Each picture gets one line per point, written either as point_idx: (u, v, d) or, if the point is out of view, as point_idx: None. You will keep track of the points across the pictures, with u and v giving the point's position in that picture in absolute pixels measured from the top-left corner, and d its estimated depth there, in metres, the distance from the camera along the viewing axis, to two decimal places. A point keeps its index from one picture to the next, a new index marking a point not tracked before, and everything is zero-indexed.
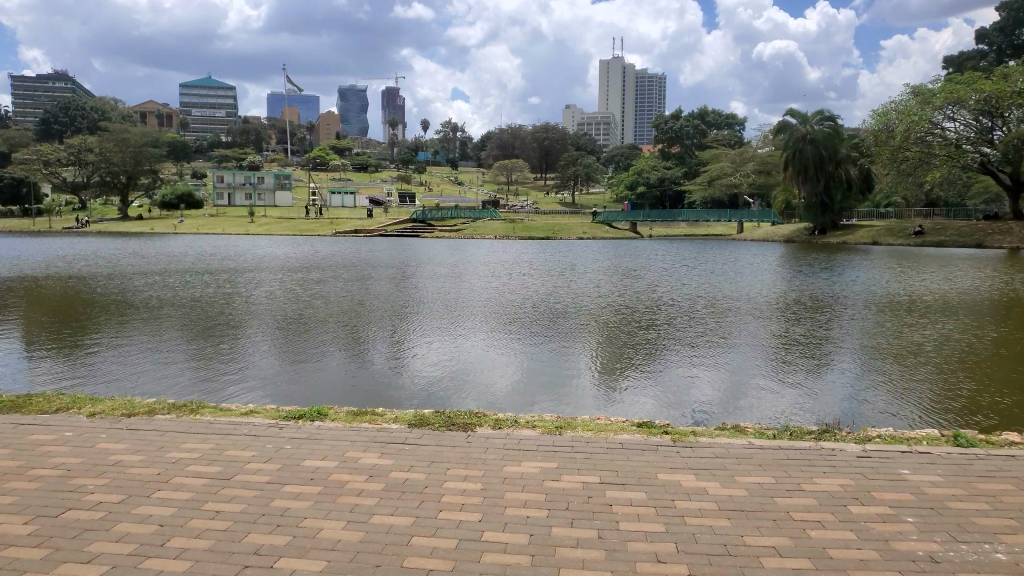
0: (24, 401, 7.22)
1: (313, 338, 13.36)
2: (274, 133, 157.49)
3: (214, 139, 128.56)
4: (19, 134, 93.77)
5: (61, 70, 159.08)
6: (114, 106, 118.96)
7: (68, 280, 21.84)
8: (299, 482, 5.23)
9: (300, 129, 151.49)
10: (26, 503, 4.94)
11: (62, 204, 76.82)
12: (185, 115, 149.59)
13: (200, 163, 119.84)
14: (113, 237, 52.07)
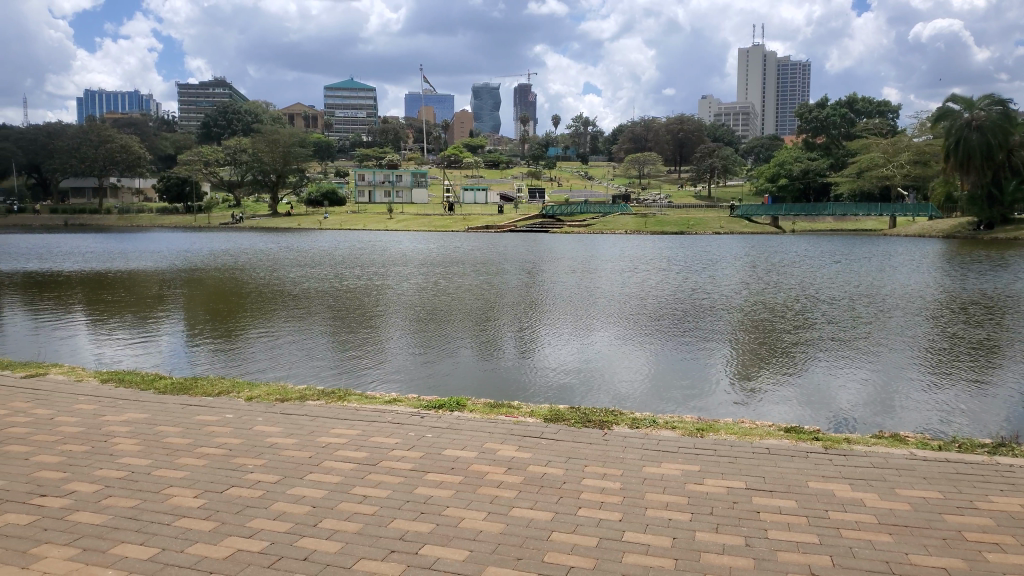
0: (191, 383, 7.81)
1: (449, 330, 13.71)
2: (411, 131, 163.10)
3: (356, 139, 134.88)
4: (185, 138, 102.30)
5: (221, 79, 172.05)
6: (266, 109, 127.41)
7: (226, 272, 23.56)
8: (441, 470, 5.36)
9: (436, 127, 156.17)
10: (196, 478, 5.34)
11: (221, 201, 83.11)
12: (329, 116, 157.85)
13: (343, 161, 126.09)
14: (267, 232, 55.66)
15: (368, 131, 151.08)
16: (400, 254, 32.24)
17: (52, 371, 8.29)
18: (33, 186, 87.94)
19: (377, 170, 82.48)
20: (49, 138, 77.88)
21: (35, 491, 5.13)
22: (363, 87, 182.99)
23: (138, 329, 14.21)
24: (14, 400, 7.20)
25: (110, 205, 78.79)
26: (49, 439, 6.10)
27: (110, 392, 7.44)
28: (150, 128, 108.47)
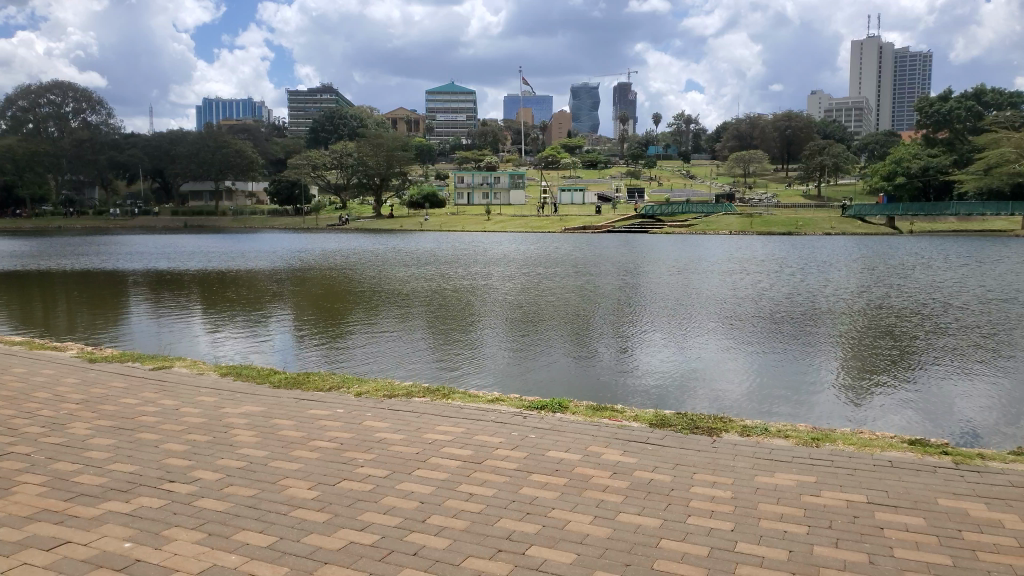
0: (304, 378, 8.14)
1: (546, 331, 13.74)
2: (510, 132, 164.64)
3: (455, 142, 137.25)
4: (293, 143, 106.86)
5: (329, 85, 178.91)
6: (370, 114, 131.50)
7: (331, 271, 24.45)
8: (546, 472, 5.35)
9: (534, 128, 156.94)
10: (310, 471, 5.54)
11: (328, 204, 86.31)
12: (430, 119, 161.32)
13: (442, 164, 128.70)
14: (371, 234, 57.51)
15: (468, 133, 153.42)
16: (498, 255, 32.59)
17: (177, 364, 8.81)
18: (157, 190, 94.19)
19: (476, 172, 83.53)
20: (172, 145, 83.16)
21: (164, 476, 5.47)
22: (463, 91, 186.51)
23: (249, 326, 14.91)
24: (145, 390, 7.70)
25: (226, 208, 83.35)
26: (175, 429, 6.48)
27: (230, 385, 7.84)
28: (263, 133, 113.90)
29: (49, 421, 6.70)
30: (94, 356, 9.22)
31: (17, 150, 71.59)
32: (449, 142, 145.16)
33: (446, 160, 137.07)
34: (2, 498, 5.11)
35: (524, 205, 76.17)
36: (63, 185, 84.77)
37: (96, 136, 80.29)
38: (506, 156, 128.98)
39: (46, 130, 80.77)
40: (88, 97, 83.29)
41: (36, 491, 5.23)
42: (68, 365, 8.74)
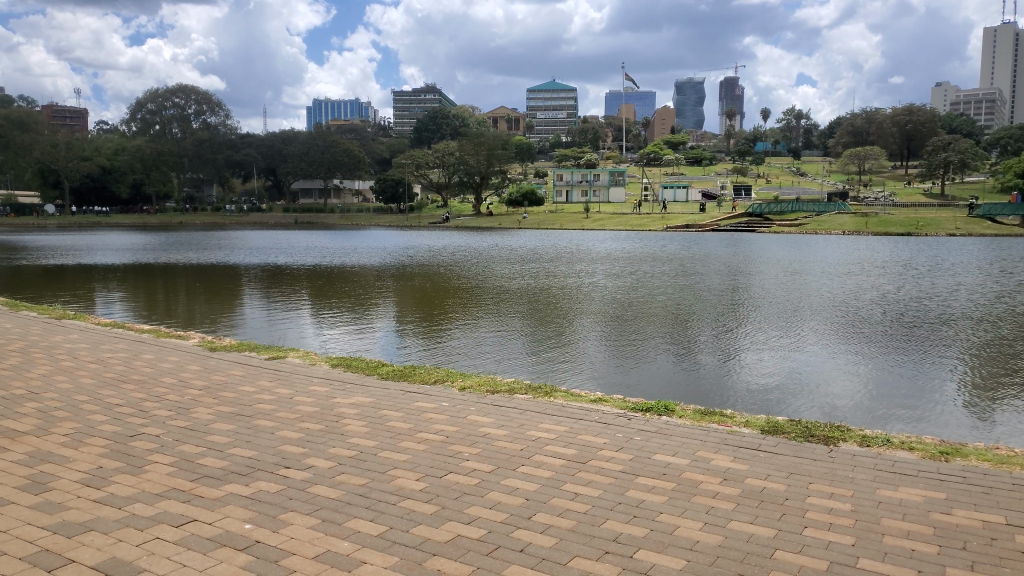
0: (410, 370, 8.31)
1: (646, 332, 13.51)
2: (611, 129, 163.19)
3: (555, 140, 137.50)
4: (398, 142, 109.71)
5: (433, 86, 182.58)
6: (472, 113, 133.50)
7: (432, 268, 24.89)
8: (653, 475, 5.25)
9: (635, 125, 155.25)
10: (418, 462, 5.65)
11: (431, 202, 88.26)
12: (531, 118, 162.06)
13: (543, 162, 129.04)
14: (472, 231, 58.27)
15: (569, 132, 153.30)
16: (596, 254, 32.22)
17: (290, 354, 9.15)
18: (270, 188, 98.80)
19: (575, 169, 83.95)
20: (284, 144, 86.73)
21: (281, 462, 5.70)
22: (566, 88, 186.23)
23: (354, 320, 15.36)
24: (261, 378, 8.06)
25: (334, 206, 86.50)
26: (290, 417, 6.75)
27: (340, 375, 8.12)
28: (370, 133, 117.70)
29: (175, 406, 7.12)
30: (215, 345, 9.71)
31: (144, 150, 78.56)
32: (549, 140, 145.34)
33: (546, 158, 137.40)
34: (135, 475, 5.47)
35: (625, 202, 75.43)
36: (185, 183, 90.34)
37: (216, 135, 83.27)
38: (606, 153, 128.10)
39: (171, 131, 86.38)
40: (209, 100, 87.30)
41: (165, 470, 5.56)
42: (192, 353, 9.26)
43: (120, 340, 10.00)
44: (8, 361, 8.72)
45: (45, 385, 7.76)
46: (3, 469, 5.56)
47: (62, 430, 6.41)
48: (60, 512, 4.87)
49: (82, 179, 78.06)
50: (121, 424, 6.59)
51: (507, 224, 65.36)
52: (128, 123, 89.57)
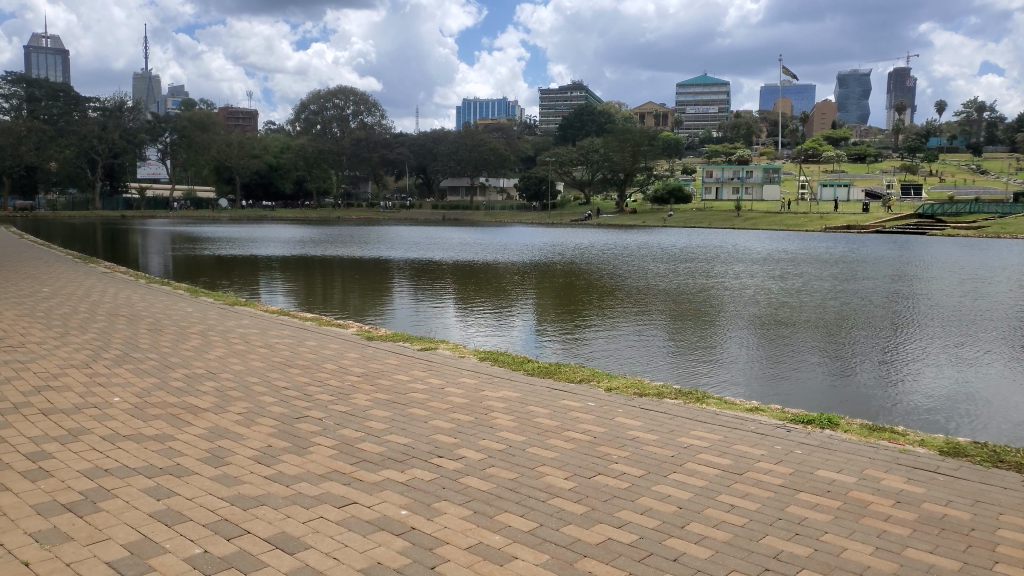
0: (555, 367, 8.33)
1: (796, 339, 12.81)
2: (765, 125, 156.53)
3: (706, 136, 134.11)
4: (545, 141, 110.87)
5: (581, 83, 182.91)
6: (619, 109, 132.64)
7: (574, 265, 24.85)
8: (817, 492, 4.94)
9: (791, 120, 148.35)
10: (565, 461, 5.63)
11: (574, 199, 88.57)
12: (680, 113, 158.83)
13: (692, 159, 125.70)
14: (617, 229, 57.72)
15: (719, 127, 148.90)
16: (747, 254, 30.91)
17: (441, 346, 9.42)
18: (420, 185, 103.04)
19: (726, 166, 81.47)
20: (434, 143, 89.46)
21: (434, 451, 5.86)
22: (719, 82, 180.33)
23: (494, 314, 15.60)
24: (414, 368, 8.36)
25: (480, 203, 88.68)
26: (442, 407, 6.93)
27: (489, 369, 8.25)
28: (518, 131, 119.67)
29: (337, 391, 7.51)
30: (371, 334, 10.16)
31: (307, 149, 83.98)
32: (698, 136, 141.59)
33: (694, 155, 133.87)
34: (300, 455, 5.79)
35: (780, 201, 72.25)
36: (343, 181, 95.99)
37: (372, 134, 87.76)
38: (759, 150, 122.95)
39: (331, 130, 92.46)
40: (366, 100, 92.33)
41: (327, 452, 5.86)
42: (350, 341, 9.73)
43: (286, 326, 10.70)
44: (189, 342, 9.56)
45: (222, 366, 8.45)
46: (187, 441, 6.07)
47: (237, 409, 6.93)
48: (236, 485, 5.25)
49: (252, 176, 85.04)
50: (288, 406, 7.03)
51: (652, 222, 64.40)
52: (294, 124, 96.57)
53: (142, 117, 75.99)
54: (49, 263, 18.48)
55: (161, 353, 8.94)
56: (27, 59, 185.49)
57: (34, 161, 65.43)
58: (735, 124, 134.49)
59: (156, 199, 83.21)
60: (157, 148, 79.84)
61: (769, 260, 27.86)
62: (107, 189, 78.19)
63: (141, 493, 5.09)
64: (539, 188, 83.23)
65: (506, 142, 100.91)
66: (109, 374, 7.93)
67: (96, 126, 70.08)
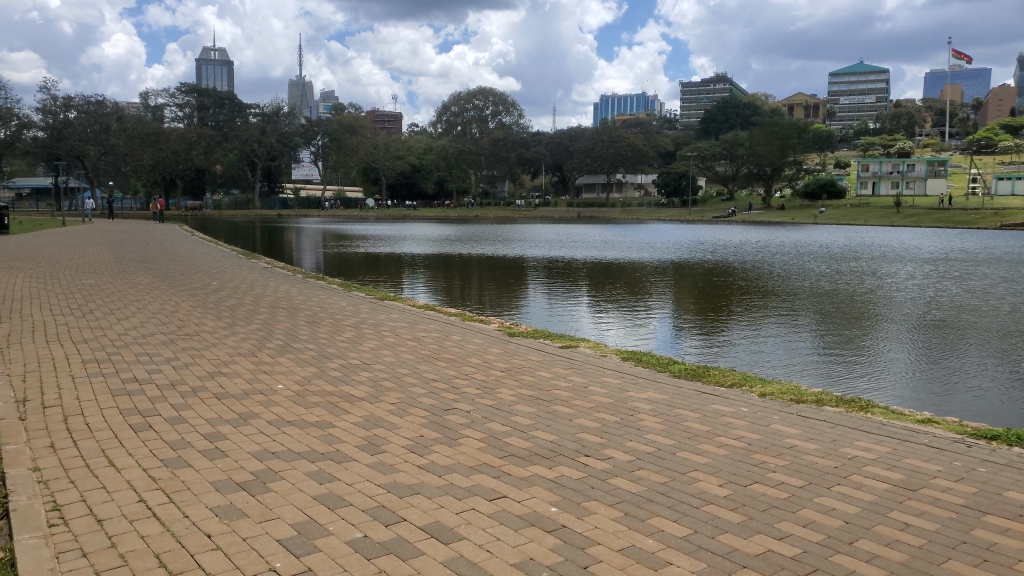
0: (704, 370, 8.07)
1: (964, 348, 11.73)
2: (929, 115, 145.55)
3: (862, 128, 126.35)
4: (685, 136, 108.36)
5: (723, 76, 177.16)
6: (765, 101, 127.51)
7: (716, 265, 23.97)
8: (1005, 516, 4.49)
9: (961, 108, 136.86)
10: (719, 467, 5.42)
11: (716, 195, 86.00)
12: (833, 104, 150.40)
13: (845, 153, 118.88)
14: (762, 226, 55.49)
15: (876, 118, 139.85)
16: (911, 253, 28.71)
17: (582, 345, 9.35)
18: (557, 183, 103.86)
19: (885, 160, 76.61)
20: (571, 141, 89.41)
21: (580, 450, 5.82)
22: (876, 69, 169.35)
23: (632, 312, 15.40)
24: (557, 365, 8.38)
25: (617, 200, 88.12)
26: (587, 405, 6.89)
27: (632, 369, 8.11)
28: (656, 127, 117.66)
29: (482, 384, 7.64)
30: (513, 331, 10.25)
31: (447, 150, 88.11)
32: (852, 128, 133.69)
33: (848, 148, 126.40)
34: (452, 447, 5.94)
35: (948, 195, 67.00)
36: (482, 179, 98.24)
37: (510, 134, 89.36)
38: (922, 141, 114.35)
39: (471, 130, 95.51)
40: (504, 100, 94.74)
41: (477, 445, 5.97)
42: (493, 337, 9.90)
43: (432, 320, 11.04)
44: (344, 333, 10.06)
45: (375, 357, 8.82)
46: (344, 429, 6.35)
47: (390, 399, 7.20)
48: (391, 473, 5.44)
49: (397, 176, 88.69)
50: (437, 398, 7.23)
51: (802, 219, 61.45)
52: (436, 125, 100.35)
53: (297, 121, 80.83)
54: (219, 259, 20.06)
55: (319, 343, 9.46)
56: (199, 69, 203.16)
57: (202, 164, 71.19)
58: (895, 114, 125.83)
59: (308, 199, 88.46)
60: (310, 151, 83.82)
61: (939, 260, 25.57)
62: (265, 190, 84.01)
63: (305, 476, 5.38)
64: (679, 184, 81.46)
65: (645, 138, 99.55)
66: (273, 363, 8.47)
67: (256, 131, 75.45)
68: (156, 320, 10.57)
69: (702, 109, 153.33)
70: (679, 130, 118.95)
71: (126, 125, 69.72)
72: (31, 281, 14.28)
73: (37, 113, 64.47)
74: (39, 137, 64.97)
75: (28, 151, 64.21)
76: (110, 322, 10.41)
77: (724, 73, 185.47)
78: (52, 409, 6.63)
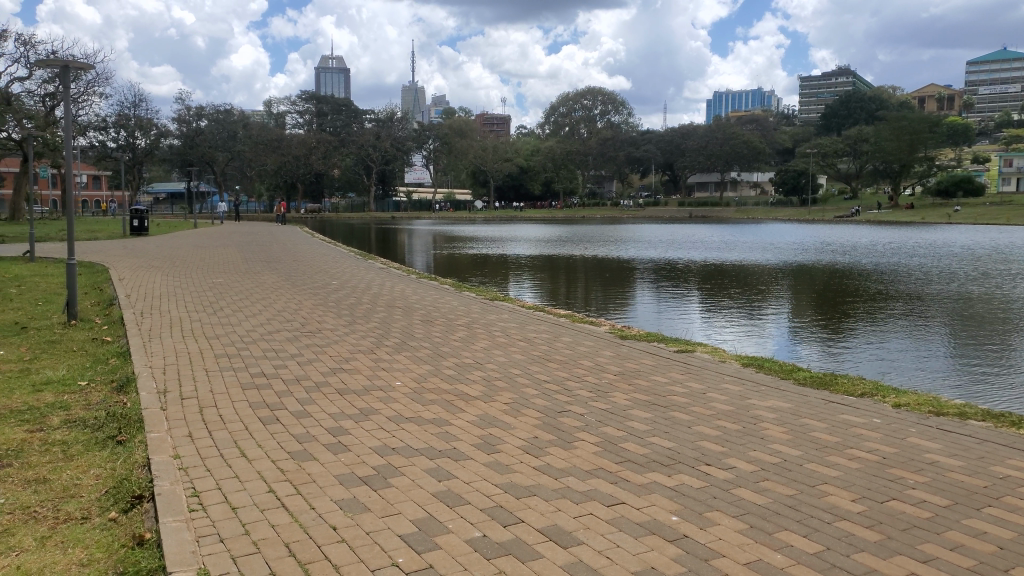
0: (831, 379, 7.67)
1: None
2: None
3: (1004, 120, 117.45)
4: (804, 132, 104.12)
5: (846, 69, 169.05)
6: (893, 93, 120.80)
7: (838, 267, 23.02)
8: None
9: None
10: (851, 481, 5.13)
11: (837, 194, 82.46)
12: (970, 95, 140.52)
13: (984, 148, 110.77)
14: (891, 227, 52.59)
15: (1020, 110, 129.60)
16: None
17: (698, 349, 9.12)
18: (667, 182, 102.30)
19: None
20: (683, 139, 87.47)
21: (701, 458, 5.65)
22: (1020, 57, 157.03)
23: (745, 315, 14.99)
24: (673, 370, 8.17)
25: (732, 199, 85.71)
26: (706, 412, 6.69)
27: (753, 376, 7.82)
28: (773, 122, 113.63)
29: (595, 387, 7.56)
30: (625, 333, 10.11)
31: (555, 151, 89.03)
32: (993, 121, 124.50)
33: (987, 142, 117.78)
34: (567, 449, 5.89)
35: None
36: (590, 179, 97.99)
37: (619, 134, 88.97)
38: None
39: (579, 131, 95.63)
40: (613, 100, 94.63)
41: (591, 448, 5.90)
42: (605, 339, 9.78)
43: (543, 321, 11.03)
44: (457, 333, 10.20)
45: (487, 356, 8.91)
46: (460, 427, 6.43)
47: (503, 399, 7.24)
48: (507, 473, 5.45)
49: (505, 177, 89.85)
50: (550, 399, 7.21)
51: (933, 219, 57.74)
52: (544, 126, 101.22)
53: (410, 126, 83.27)
54: (337, 259, 20.86)
55: (434, 342, 9.64)
56: (318, 78, 212.97)
57: (321, 168, 74.98)
58: None
59: (420, 202, 90.88)
60: (422, 155, 86.60)
61: None
62: (379, 193, 87.09)
63: (424, 472, 5.48)
64: (798, 182, 78.43)
65: (761, 136, 96.27)
66: (390, 360, 8.71)
67: (371, 136, 77.63)
68: (281, 317, 11.11)
69: (822, 105, 147.02)
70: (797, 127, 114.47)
71: (251, 132, 73.72)
72: (170, 280, 15.32)
73: (173, 122, 69.40)
74: (174, 144, 69.84)
75: (165, 158, 69.03)
76: (239, 319, 10.99)
77: (847, 67, 176.63)
78: (190, 400, 7.06)
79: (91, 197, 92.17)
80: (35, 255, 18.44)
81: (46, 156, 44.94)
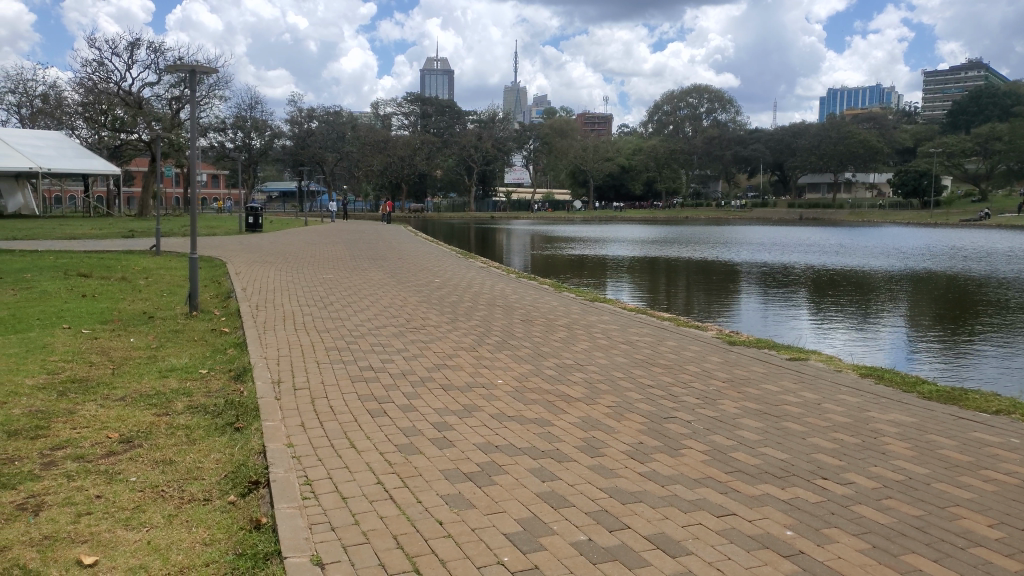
0: (961, 393, 7.17)
1: None
2: None
3: None
4: (926, 130, 98.30)
5: (975, 63, 158.37)
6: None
7: (961, 274, 21.64)
8: None
9: None
10: (986, 504, 4.76)
11: (962, 196, 77.86)
12: None
13: None
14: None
15: None
16: None
17: (812, 357, 8.75)
18: (775, 183, 98.93)
19: None
20: (794, 138, 85.34)
21: (817, 471, 5.38)
22: None
23: (858, 322, 14.31)
24: (785, 378, 7.84)
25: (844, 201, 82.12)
26: (821, 424, 6.38)
27: (872, 388, 7.40)
28: (892, 120, 107.98)
29: (702, 394, 7.34)
30: (733, 338, 9.81)
31: (658, 150, 87.61)
32: None
33: None
34: (674, 456, 5.74)
35: None
36: (692, 180, 95.97)
37: (725, 133, 88.07)
38: None
39: (683, 129, 94.31)
40: (720, 97, 92.94)
41: (700, 457, 5.73)
42: (712, 344, 9.52)
43: (646, 324, 10.85)
44: (558, 333, 10.16)
45: (588, 358, 8.82)
46: (563, 428, 6.39)
47: (606, 402, 7.13)
48: (612, 477, 5.37)
49: (606, 177, 89.25)
50: (655, 404, 7.05)
51: None
52: (647, 126, 99.97)
53: (511, 126, 84.02)
54: (439, 257, 21.28)
55: (534, 342, 9.63)
56: (424, 80, 218.24)
57: (424, 168, 76.74)
58: None
59: (520, 202, 91.59)
60: (522, 155, 87.33)
61: None
62: (479, 193, 88.38)
63: (528, 472, 5.46)
64: (919, 183, 74.31)
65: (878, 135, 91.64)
66: (492, 358, 8.77)
67: (473, 137, 78.68)
68: (386, 313, 11.39)
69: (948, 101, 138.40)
70: (919, 125, 108.19)
71: (358, 133, 76.31)
72: (282, 274, 16.03)
73: (287, 124, 72.77)
74: (287, 145, 73.21)
75: (278, 158, 72.36)
76: (347, 314, 11.36)
77: (976, 61, 165.53)
78: (302, 391, 7.33)
79: (210, 194, 97.82)
80: (161, 248, 19.67)
81: (172, 155, 47.99)
